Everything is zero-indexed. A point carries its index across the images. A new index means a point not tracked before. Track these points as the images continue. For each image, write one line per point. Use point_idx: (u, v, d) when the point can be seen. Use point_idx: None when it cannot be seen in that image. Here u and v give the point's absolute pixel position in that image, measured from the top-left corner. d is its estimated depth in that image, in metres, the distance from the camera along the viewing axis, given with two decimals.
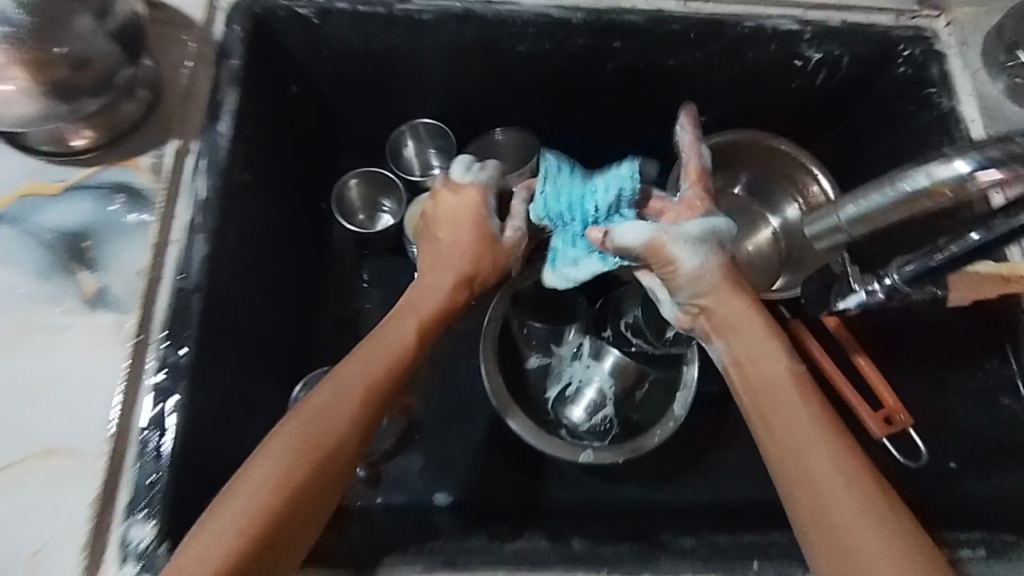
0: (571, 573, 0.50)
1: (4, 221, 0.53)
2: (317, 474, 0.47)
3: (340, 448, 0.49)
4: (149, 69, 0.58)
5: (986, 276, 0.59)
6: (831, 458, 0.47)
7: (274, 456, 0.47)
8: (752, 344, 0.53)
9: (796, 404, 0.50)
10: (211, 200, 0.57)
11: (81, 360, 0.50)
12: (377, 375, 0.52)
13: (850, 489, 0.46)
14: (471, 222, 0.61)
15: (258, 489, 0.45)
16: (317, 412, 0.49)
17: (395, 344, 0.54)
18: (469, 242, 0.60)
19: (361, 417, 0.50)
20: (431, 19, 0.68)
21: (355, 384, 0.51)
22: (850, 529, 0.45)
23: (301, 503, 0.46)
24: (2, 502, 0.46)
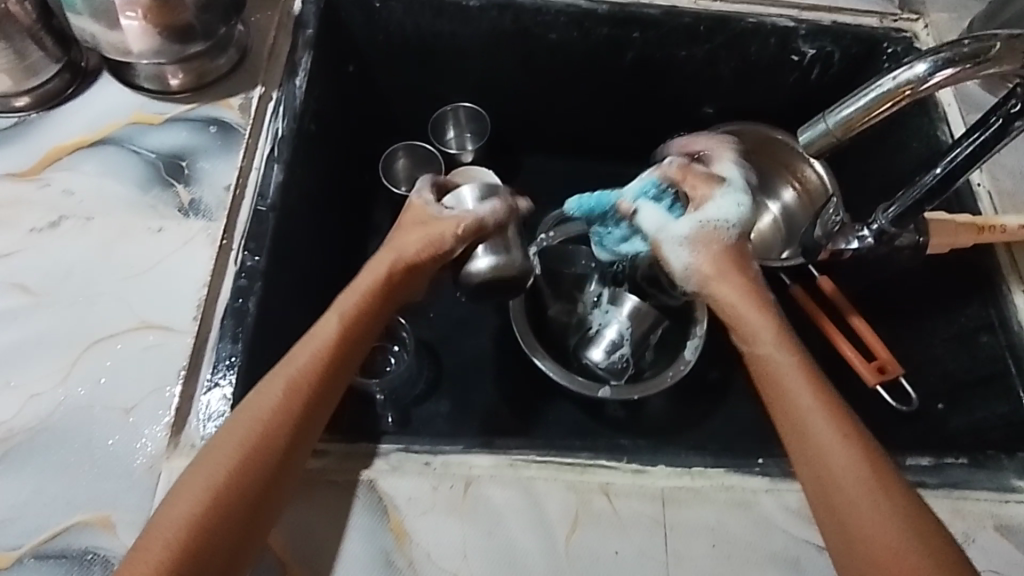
0: (594, 459, 0.56)
1: (117, 143, 0.63)
2: (250, 463, 0.47)
3: (270, 443, 0.48)
4: (242, 34, 0.69)
5: (962, 225, 0.65)
6: (836, 447, 0.49)
7: (206, 466, 0.47)
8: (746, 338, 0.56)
9: (800, 396, 0.52)
10: (288, 137, 0.65)
11: (175, 255, 0.58)
12: (301, 367, 0.52)
13: (855, 475, 0.48)
14: (412, 216, 0.62)
15: (187, 498, 0.46)
16: (247, 411, 0.49)
17: (323, 334, 0.54)
18: (404, 233, 0.61)
19: (292, 410, 0.50)
20: (476, 6, 0.77)
21: (277, 381, 0.51)
22: (858, 512, 0.47)
23: (238, 507, 0.46)
24: (105, 364, 0.54)
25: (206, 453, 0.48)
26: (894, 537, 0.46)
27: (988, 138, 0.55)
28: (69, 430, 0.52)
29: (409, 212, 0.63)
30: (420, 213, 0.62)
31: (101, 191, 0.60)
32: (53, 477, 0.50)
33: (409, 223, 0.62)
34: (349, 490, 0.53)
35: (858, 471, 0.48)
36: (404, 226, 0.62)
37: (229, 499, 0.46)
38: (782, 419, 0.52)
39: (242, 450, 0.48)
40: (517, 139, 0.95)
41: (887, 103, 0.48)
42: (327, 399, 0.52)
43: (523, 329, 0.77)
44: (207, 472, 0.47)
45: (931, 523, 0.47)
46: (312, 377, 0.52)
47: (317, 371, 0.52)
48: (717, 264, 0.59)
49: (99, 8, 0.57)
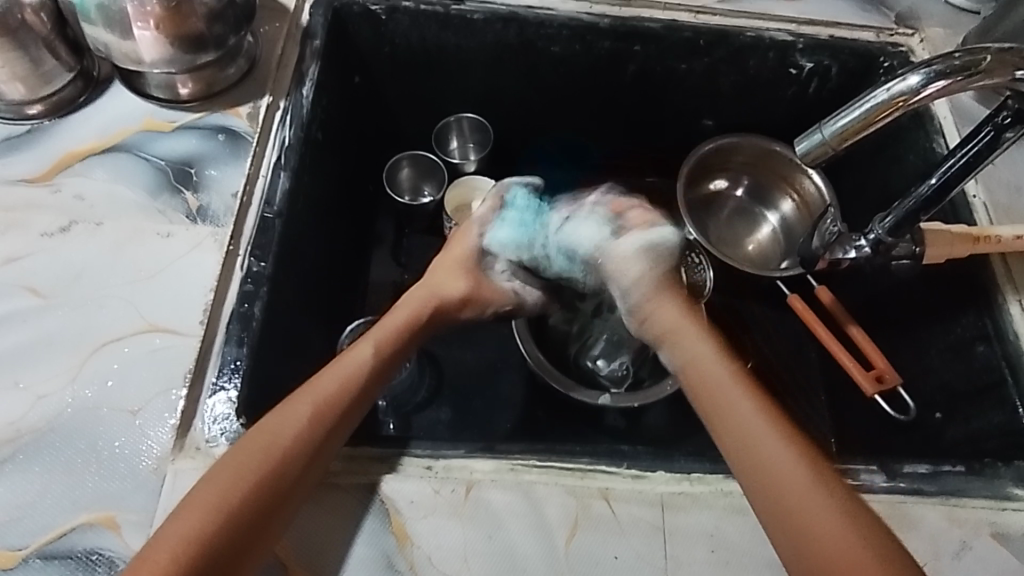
0: (594, 465, 0.56)
1: (127, 149, 0.64)
2: (269, 482, 0.48)
3: (289, 463, 0.48)
4: (250, 44, 0.70)
5: (958, 236, 0.65)
6: (776, 447, 0.49)
7: (216, 480, 0.47)
8: (690, 350, 0.56)
9: (741, 399, 0.52)
10: (296, 145, 0.66)
11: (183, 260, 0.59)
12: (328, 393, 0.53)
13: (801, 473, 0.47)
14: (456, 254, 0.66)
15: (191, 512, 0.45)
16: (265, 430, 0.50)
17: (350, 365, 0.55)
18: (447, 270, 0.65)
19: (310, 429, 0.50)
20: (481, 19, 0.78)
21: (305, 402, 0.51)
22: (813, 513, 0.45)
23: (240, 522, 0.45)
24: (112, 366, 0.55)
25: (216, 470, 0.48)
26: (851, 535, 0.44)
27: (981, 149, 0.57)
28: (76, 431, 0.53)
29: (456, 248, 0.67)
30: (465, 252, 0.67)
31: (111, 197, 0.62)
32: (59, 477, 0.51)
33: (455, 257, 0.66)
34: (352, 491, 0.54)
35: (803, 472, 0.47)
36: (447, 263, 0.66)
37: (234, 514, 0.45)
38: (727, 433, 0.51)
39: (257, 467, 0.48)
40: (520, 149, 0.96)
41: (880, 115, 0.50)
42: (348, 422, 0.53)
43: (529, 346, 0.79)
44: (217, 486, 0.46)
45: (877, 520, 0.45)
46: (332, 399, 0.52)
47: (341, 396, 0.53)
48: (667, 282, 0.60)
49: (115, 20, 0.59)
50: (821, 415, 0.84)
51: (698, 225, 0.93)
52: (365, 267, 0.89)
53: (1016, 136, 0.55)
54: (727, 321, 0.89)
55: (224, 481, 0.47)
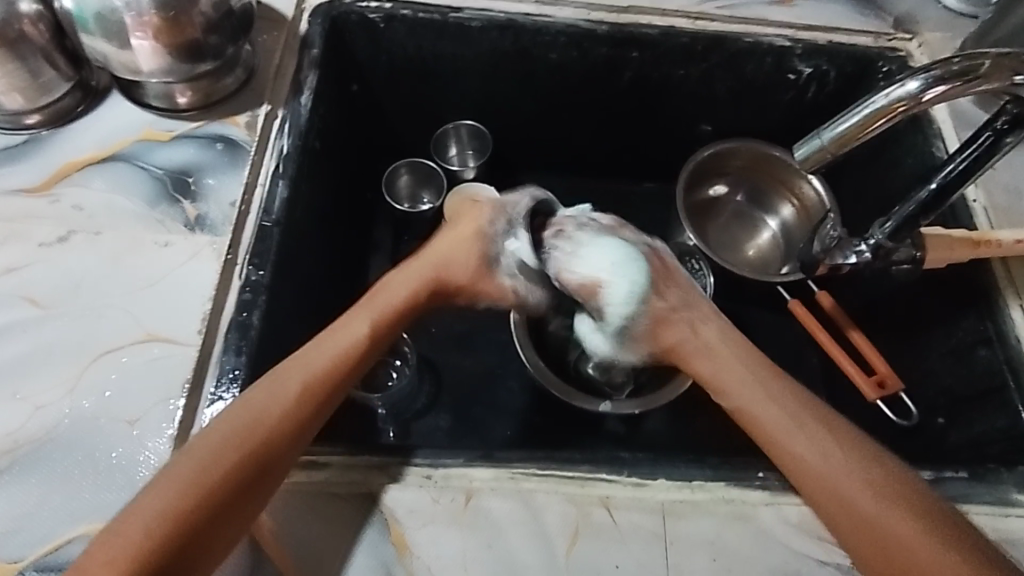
0: (593, 472, 0.56)
1: (126, 159, 0.64)
2: (250, 458, 0.48)
3: (272, 438, 0.49)
4: (249, 53, 0.70)
5: (957, 240, 0.65)
6: (800, 434, 0.51)
7: (195, 455, 0.47)
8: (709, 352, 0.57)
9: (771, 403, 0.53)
10: (293, 154, 0.67)
11: (181, 269, 0.59)
12: (319, 368, 0.52)
13: (834, 457, 0.49)
14: (463, 232, 0.62)
15: (168, 488, 0.45)
16: (249, 406, 0.50)
17: (344, 339, 0.55)
18: (450, 248, 0.62)
19: (295, 405, 0.50)
20: (479, 27, 0.78)
21: (300, 376, 0.52)
22: (850, 499, 0.48)
23: (216, 498, 0.46)
24: (110, 376, 0.55)
25: (198, 440, 0.48)
26: (891, 513, 0.46)
27: (980, 154, 0.57)
28: (73, 441, 0.52)
29: (467, 226, 0.62)
30: (476, 233, 0.62)
31: (109, 206, 0.62)
32: (57, 488, 0.51)
33: (467, 239, 0.62)
34: (349, 500, 0.53)
35: (836, 458, 0.49)
36: (456, 247, 0.62)
37: (213, 492, 0.46)
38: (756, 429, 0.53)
39: (240, 444, 0.48)
40: (518, 156, 0.96)
41: (879, 120, 0.50)
42: (332, 398, 0.53)
43: (530, 352, 0.77)
44: (193, 463, 0.47)
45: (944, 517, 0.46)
46: (324, 374, 0.52)
47: (334, 372, 0.53)
48: (671, 316, 0.59)
49: (112, 30, 0.59)
50: None
51: (697, 231, 0.93)
52: (364, 275, 0.89)
53: (1016, 140, 0.55)
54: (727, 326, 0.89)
55: (205, 458, 0.47)
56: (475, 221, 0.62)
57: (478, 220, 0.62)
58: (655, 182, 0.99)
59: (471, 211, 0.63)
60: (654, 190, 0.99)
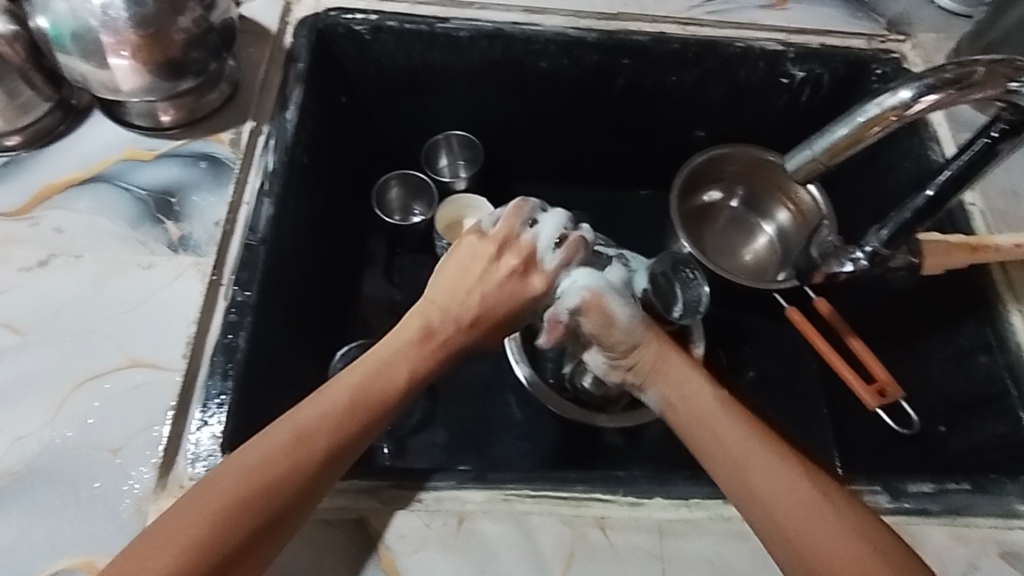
0: (589, 492, 0.54)
1: (109, 179, 0.63)
2: (257, 511, 0.45)
3: (277, 493, 0.46)
4: (233, 68, 0.69)
5: (954, 245, 0.63)
6: (779, 481, 0.49)
7: (198, 507, 0.44)
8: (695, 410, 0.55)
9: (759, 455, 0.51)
10: (279, 170, 0.65)
11: (165, 291, 0.58)
12: (337, 416, 0.50)
13: (812, 503, 0.48)
14: (499, 295, 0.57)
15: (170, 544, 0.43)
16: (263, 452, 0.47)
17: (372, 381, 0.52)
18: (473, 308, 0.57)
19: (310, 460, 0.48)
20: (467, 37, 0.77)
21: (318, 430, 0.49)
22: (814, 536, 0.47)
23: (218, 553, 0.43)
24: (93, 403, 0.54)
25: (199, 492, 0.46)
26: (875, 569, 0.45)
27: (975, 159, 0.56)
28: (55, 472, 0.51)
29: (509, 292, 0.57)
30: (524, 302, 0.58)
31: (91, 229, 0.61)
32: (38, 521, 0.50)
33: (510, 302, 0.57)
34: (338, 526, 0.52)
35: (798, 498, 0.48)
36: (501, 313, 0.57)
37: (208, 551, 0.43)
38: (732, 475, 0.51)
39: (251, 494, 0.46)
40: (510, 165, 0.95)
41: (872, 130, 0.50)
42: (348, 453, 0.50)
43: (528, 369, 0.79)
44: (191, 518, 0.44)
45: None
46: (338, 425, 0.50)
47: (350, 420, 0.50)
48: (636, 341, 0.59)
49: (90, 49, 0.58)
50: (822, 428, 0.82)
51: (693, 237, 0.92)
52: (355, 288, 0.88)
53: (1011, 148, 0.55)
54: (725, 333, 0.87)
55: (209, 509, 0.44)
56: (522, 289, 0.57)
57: (527, 287, 0.58)
58: (650, 188, 0.98)
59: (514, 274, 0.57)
60: (649, 196, 0.98)
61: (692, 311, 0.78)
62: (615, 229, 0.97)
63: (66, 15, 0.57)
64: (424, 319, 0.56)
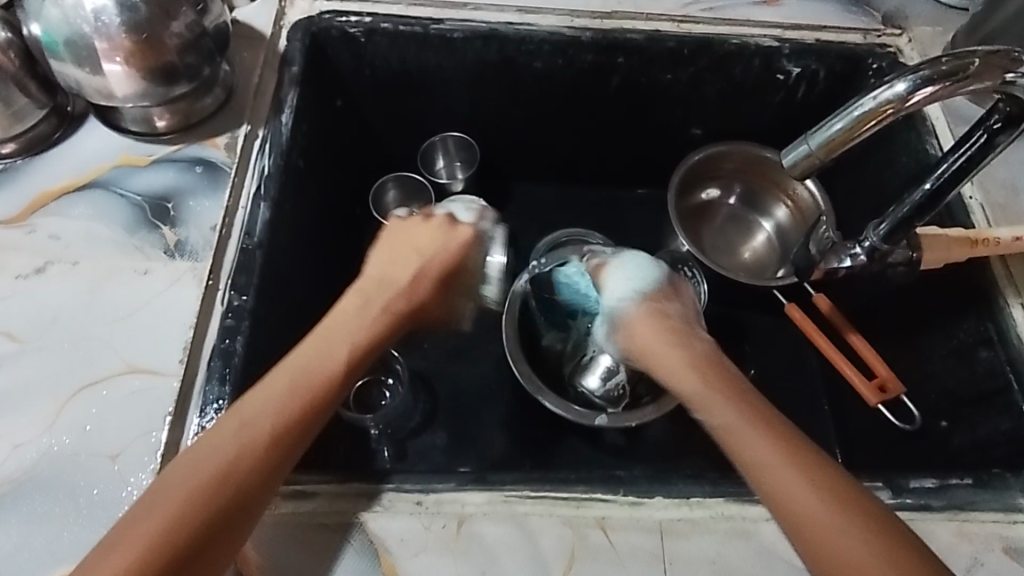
0: (589, 493, 0.54)
1: (104, 186, 0.63)
2: (215, 500, 0.45)
3: (229, 479, 0.46)
4: (227, 73, 0.69)
5: (955, 238, 0.63)
6: (806, 481, 0.49)
7: (159, 508, 0.44)
8: (710, 397, 0.56)
9: (794, 468, 0.50)
10: (274, 174, 0.65)
11: (161, 296, 0.58)
12: (280, 399, 0.50)
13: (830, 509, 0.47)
14: (421, 241, 0.66)
15: (129, 545, 0.43)
16: (213, 443, 0.47)
17: (319, 365, 0.53)
18: (396, 262, 0.64)
19: (257, 446, 0.48)
20: (461, 38, 0.77)
21: (259, 417, 0.49)
22: (837, 546, 0.46)
23: (182, 544, 0.44)
24: (90, 410, 0.53)
25: (159, 489, 0.46)
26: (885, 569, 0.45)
27: (973, 153, 0.56)
28: (53, 480, 0.51)
29: (439, 241, 0.66)
30: (454, 251, 0.66)
31: (86, 235, 0.61)
32: (36, 530, 0.49)
33: (442, 258, 0.65)
34: (337, 530, 0.52)
35: (828, 502, 0.48)
36: (435, 268, 0.64)
37: (172, 543, 0.43)
38: (748, 469, 0.51)
39: (210, 487, 0.46)
40: (509, 165, 0.95)
41: (868, 124, 0.49)
42: (296, 436, 0.50)
43: (522, 368, 0.74)
44: (154, 517, 0.44)
45: None
46: (282, 409, 0.50)
47: (293, 404, 0.51)
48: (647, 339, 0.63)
49: (84, 56, 0.58)
50: (824, 426, 0.82)
51: (691, 235, 0.92)
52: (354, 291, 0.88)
53: (1010, 139, 0.54)
54: (725, 331, 0.87)
55: (172, 503, 0.45)
56: (448, 243, 0.66)
57: (454, 239, 0.67)
58: (648, 187, 0.98)
59: (443, 230, 0.67)
60: (648, 195, 0.98)
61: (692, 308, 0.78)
62: (613, 228, 0.97)
63: (58, 22, 0.57)
64: (357, 292, 0.61)
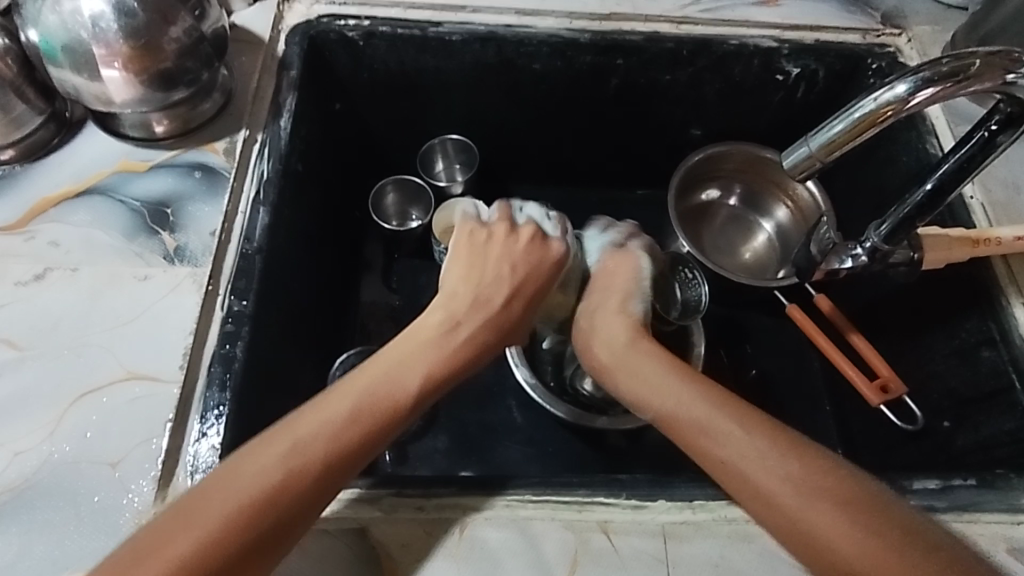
0: (591, 496, 0.54)
1: (103, 192, 0.63)
2: (251, 514, 0.43)
3: (276, 498, 0.44)
4: (225, 77, 0.69)
5: (956, 238, 0.63)
6: (772, 463, 0.47)
7: (196, 516, 0.43)
8: (661, 389, 0.53)
9: (757, 450, 0.47)
10: (273, 178, 0.65)
11: (161, 302, 0.58)
12: (338, 418, 0.48)
13: (805, 491, 0.45)
14: (508, 252, 0.61)
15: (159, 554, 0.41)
16: (254, 455, 0.46)
17: (385, 386, 0.51)
18: (476, 272, 0.60)
19: (311, 471, 0.46)
20: (460, 40, 0.76)
21: (317, 434, 0.47)
22: (821, 533, 0.44)
23: (215, 560, 0.41)
24: (91, 417, 0.53)
25: (191, 499, 0.44)
26: (868, 548, 0.43)
27: (974, 153, 0.55)
28: (54, 487, 0.51)
29: (529, 257, 0.61)
30: (547, 268, 0.62)
31: (86, 241, 0.61)
32: (38, 537, 0.49)
33: (533, 275, 0.61)
34: (339, 536, 0.52)
35: (801, 483, 0.45)
36: (531, 288, 0.60)
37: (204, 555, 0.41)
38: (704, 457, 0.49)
39: (251, 500, 0.44)
40: (508, 167, 0.95)
41: (868, 126, 0.49)
42: (352, 460, 0.48)
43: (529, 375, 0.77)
44: (186, 529, 0.42)
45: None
46: (338, 429, 0.48)
47: (353, 423, 0.48)
48: (590, 324, 0.60)
49: (83, 62, 0.57)
50: (826, 426, 0.82)
51: (691, 236, 0.92)
52: (355, 294, 0.88)
53: (1010, 140, 0.54)
54: (726, 332, 0.87)
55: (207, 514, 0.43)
56: (541, 259, 0.62)
57: (545, 255, 0.62)
58: (647, 188, 0.98)
59: (532, 242, 0.62)
60: (648, 196, 0.98)
61: (693, 310, 0.75)
62: None
63: (56, 28, 0.57)
64: (447, 311, 0.57)
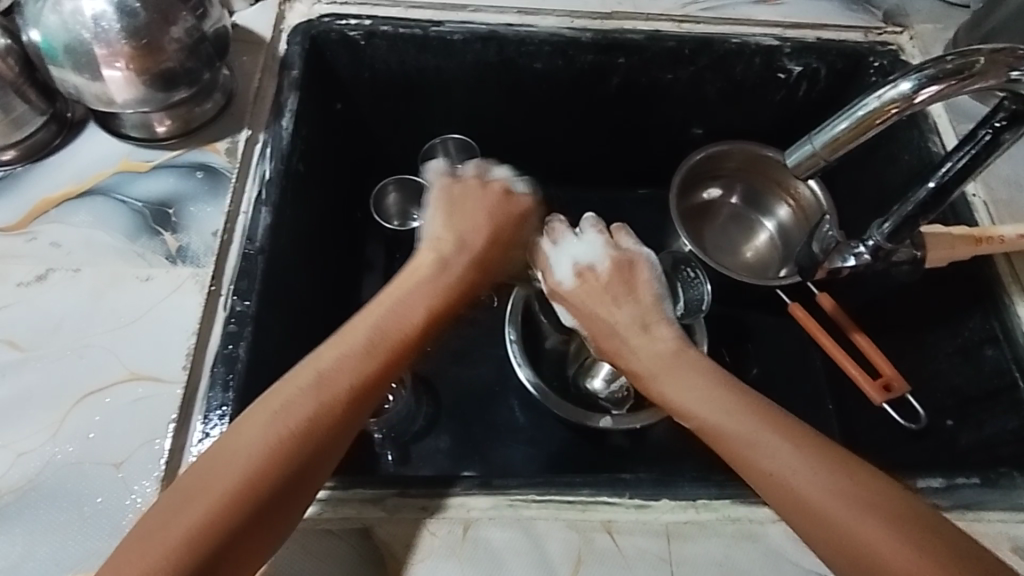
0: (595, 497, 0.54)
1: (105, 192, 0.63)
2: (277, 469, 0.45)
3: (302, 445, 0.46)
4: (227, 77, 0.69)
5: (959, 236, 0.63)
6: (786, 449, 0.48)
7: (228, 461, 0.44)
8: (677, 386, 0.53)
9: (772, 437, 0.48)
10: (275, 179, 0.65)
11: (164, 302, 0.58)
12: (353, 367, 0.50)
13: (819, 475, 0.46)
14: (488, 201, 0.66)
15: (193, 503, 0.43)
16: (278, 402, 0.47)
17: (395, 331, 0.53)
18: (462, 218, 0.64)
19: (329, 420, 0.47)
20: (461, 39, 0.76)
21: (338, 373, 0.49)
22: (832, 510, 0.45)
23: (245, 511, 0.43)
24: (93, 418, 0.53)
25: (218, 449, 0.45)
26: (878, 526, 0.44)
27: (978, 150, 0.55)
28: (57, 488, 0.51)
29: (499, 205, 0.66)
30: (516, 218, 0.67)
31: (88, 242, 0.60)
32: (41, 539, 0.49)
33: (503, 222, 0.65)
34: (343, 536, 0.52)
35: (817, 465, 0.46)
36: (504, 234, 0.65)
37: (237, 502, 0.43)
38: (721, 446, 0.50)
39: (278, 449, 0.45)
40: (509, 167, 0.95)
41: (872, 123, 0.49)
42: (365, 402, 0.50)
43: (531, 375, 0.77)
44: (219, 475, 0.44)
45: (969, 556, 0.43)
46: (357, 366, 0.50)
47: (370, 363, 0.50)
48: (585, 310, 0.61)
49: (84, 62, 0.57)
50: (829, 425, 0.82)
51: (693, 235, 0.92)
52: (356, 294, 0.87)
53: (1015, 137, 0.54)
54: (728, 331, 0.87)
55: (238, 461, 0.44)
56: (511, 207, 0.66)
57: (513, 206, 0.67)
58: (649, 187, 0.98)
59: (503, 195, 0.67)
60: (649, 195, 0.98)
61: (695, 310, 0.77)
62: None
63: (56, 28, 0.57)
64: (438, 252, 0.61)
